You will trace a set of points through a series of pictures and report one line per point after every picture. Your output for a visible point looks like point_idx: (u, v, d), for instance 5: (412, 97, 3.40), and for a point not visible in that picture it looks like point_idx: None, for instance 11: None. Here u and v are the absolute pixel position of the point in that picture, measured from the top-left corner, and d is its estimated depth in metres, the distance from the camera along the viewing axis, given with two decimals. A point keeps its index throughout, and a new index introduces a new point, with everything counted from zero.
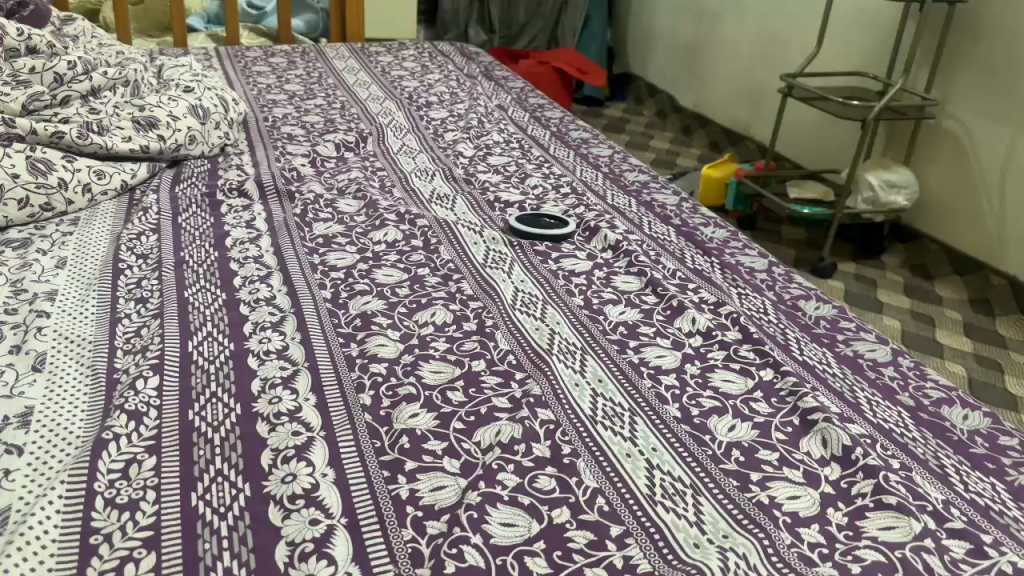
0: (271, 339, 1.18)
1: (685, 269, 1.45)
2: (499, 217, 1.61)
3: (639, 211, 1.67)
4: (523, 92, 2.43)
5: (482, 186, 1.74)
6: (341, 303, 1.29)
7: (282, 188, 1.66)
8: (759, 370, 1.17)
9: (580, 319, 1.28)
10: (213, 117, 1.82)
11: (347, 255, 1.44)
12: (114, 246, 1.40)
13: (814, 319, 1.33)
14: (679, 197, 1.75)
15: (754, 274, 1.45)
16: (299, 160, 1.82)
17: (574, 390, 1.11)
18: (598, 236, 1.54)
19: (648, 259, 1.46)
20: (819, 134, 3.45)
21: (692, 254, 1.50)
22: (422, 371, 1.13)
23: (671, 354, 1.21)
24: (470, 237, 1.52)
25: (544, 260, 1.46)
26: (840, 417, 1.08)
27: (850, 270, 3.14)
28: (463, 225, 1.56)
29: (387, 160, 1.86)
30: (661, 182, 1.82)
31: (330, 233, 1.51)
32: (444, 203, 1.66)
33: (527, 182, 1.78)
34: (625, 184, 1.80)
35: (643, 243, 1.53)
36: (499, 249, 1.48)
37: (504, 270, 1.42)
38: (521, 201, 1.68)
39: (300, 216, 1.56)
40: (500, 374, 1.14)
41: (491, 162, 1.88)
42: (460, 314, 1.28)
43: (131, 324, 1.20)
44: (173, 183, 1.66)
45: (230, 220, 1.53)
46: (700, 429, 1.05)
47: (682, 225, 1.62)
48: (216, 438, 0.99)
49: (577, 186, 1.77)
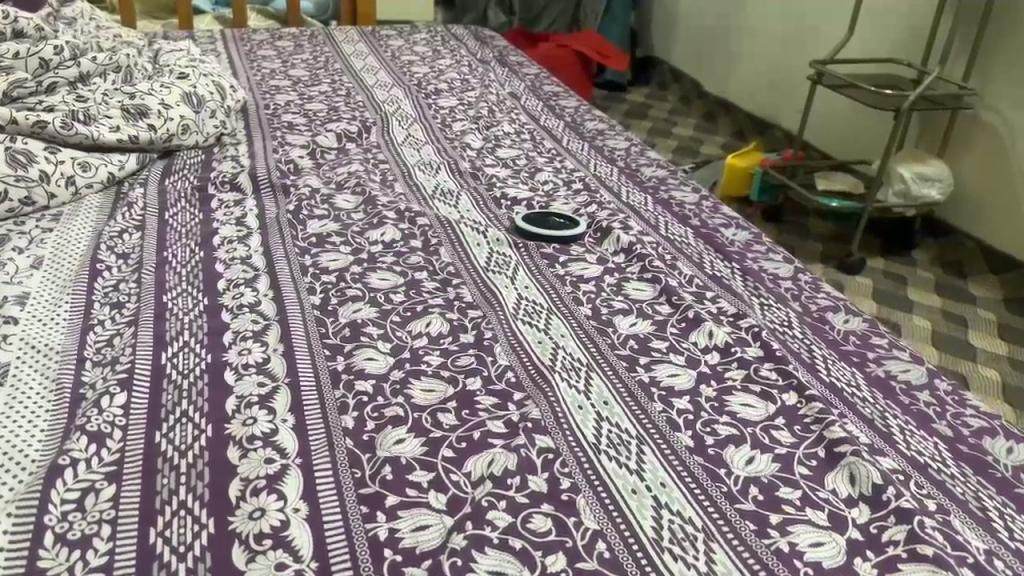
0: (251, 351, 1.10)
1: (703, 276, 1.34)
2: (505, 216, 1.52)
3: (655, 210, 1.57)
4: (537, 79, 2.32)
5: (489, 181, 1.64)
6: (331, 311, 1.21)
7: (278, 181, 1.58)
8: (781, 394, 1.07)
9: (587, 332, 1.19)
10: (209, 106, 1.74)
11: (341, 256, 1.35)
12: (95, 244, 1.32)
13: (843, 334, 1.23)
14: (699, 195, 1.64)
15: (778, 282, 1.34)
16: (298, 151, 1.73)
17: (577, 413, 1.01)
18: (610, 237, 1.44)
19: (663, 265, 1.36)
20: (850, 125, 3.30)
21: (711, 258, 1.40)
22: (412, 389, 1.04)
23: (685, 372, 1.11)
24: (473, 238, 1.42)
25: (550, 264, 1.36)
26: (870, 449, 0.98)
27: (879, 266, 3.02)
28: (466, 224, 1.46)
29: (390, 152, 1.77)
30: (680, 178, 1.71)
31: (324, 231, 1.42)
32: (448, 200, 1.56)
33: (537, 176, 1.68)
34: (641, 180, 1.69)
35: (659, 247, 1.43)
36: (503, 252, 1.39)
37: (507, 275, 1.32)
38: (530, 198, 1.58)
39: (293, 213, 1.47)
40: (496, 394, 1.04)
41: (500, 154, 1.78)
42: (457, 324, 1.19)
43: (103, 333, 1.12)
44: (164, 175, 1.58)
45: (220, 217, 1.45)
46: (714, 461, 0.95)
47: (701, 226, 1.51)
48: (182, 465, 0.91)
49: (591, 181, 1.67)
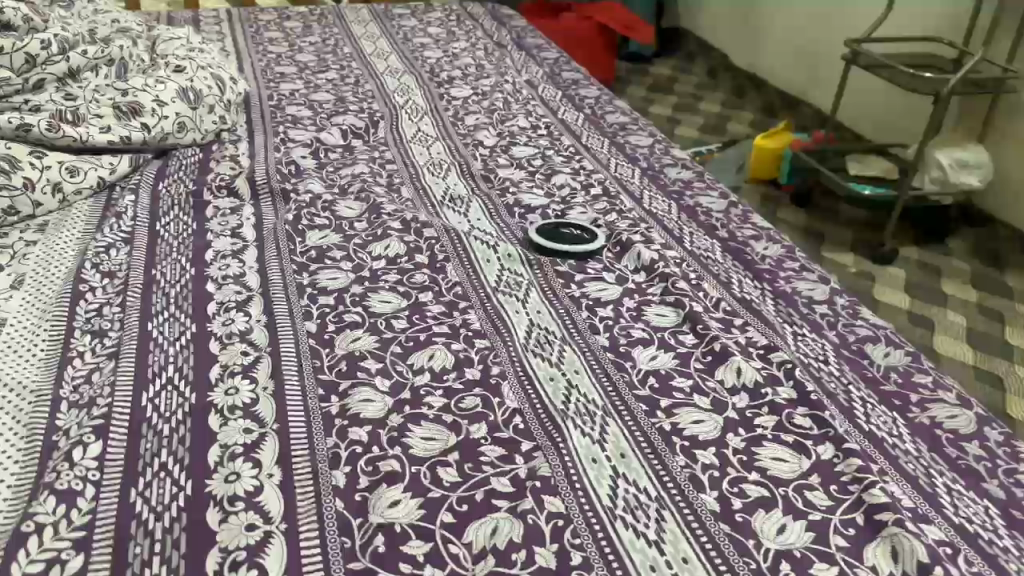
0: (239, 390, 1.01)
1: (731, 298, 1.24)
2: (518, 226, 1.42)
3: (679, 219, 1.46)
4: (556, 64, 2.21)
5: (502, 186, 1.55)
6: (328, 340, 1.12)
7: (277, 186, 1.48)
8: (815, 446, 0.98)
9: (604, 367, 1.09)
10: (207, 100, 1.65)
11: (342, 274, 1.26)
12: (80, 260, 1.24)
13: (883, 370, 1.13)
14: (727, 202, 1.53)
15: (813, 307, 1.24)
16: (300, 150, 1.63)
17: (591, 469, 0.93)
18: (631, 252, 1.34)
19: (688, 285, 1.26)
20: (885, 106, 3.15)
21: (739, 278, 1.30)
22: (411, 438, 0.96)
23: (710, 419, 1.01)
24: (483, 253, 1.33)
25: (566, 284, 1.27)
26: (914, 517, 0.89)
27: (913, 256, 2.88)
28: (475, 236, 1.37)
29: (399, 150, 1.67)
30: (707, 182, 1.60)
31: (325, 244, 1.33)
32: (458, 208, 1.47)
33: (554, 179, 1.58)
34: (664, 183, 1.59)
35: (683, 263, 1.32)
36: (515, 270, 1.29)
37: (518, 297, 1.23)
38: (545, 205, 1.48)
39: (291, 223, 1.38)
40: (503, 444, 0.96)
41: (515, 154, 1.68)
42: (462, 357, 1.10)
43: (82, 367, 1.04)
44: (157, 178, 1.49)
45: (214, 227, 1.36)
46: (742, 530, 0.87)
47: (728, 239, 1.41)
48: (157, 530, 0.83)
49: (611, 185, 1.56)
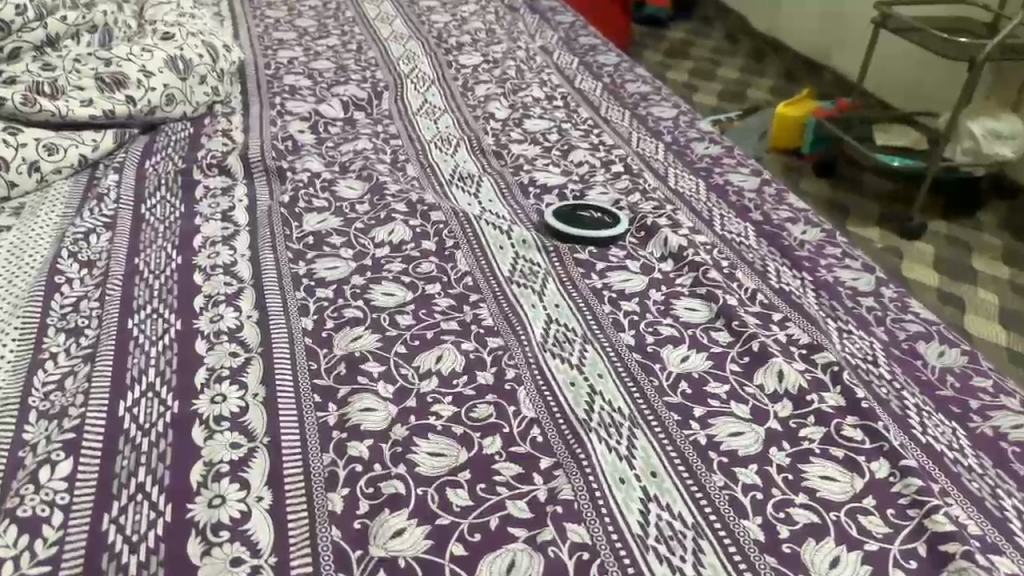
0: (228, 398, 0.92)
1: (768, 290, 1.13)
2: (533, 208, 1.31)
3: (708, 201, 1.35)
4: (572, 30, 2.08)
5: (515, 163, 1.43)
6: (325, 339, 1.02)
7: (272, 163, 1.37)
8: (867, 462, 0.88)
9: (630, 370, 0.99)
10: (198, 69, 1.53)
11: (342, 263, 1.16)
12: (56, 248, 1.14)
13: (938, 373, 1.02)
14: (759, 180, 1.42)
15: (858, 300, 1.13)
16: (298, 124, 1.52)
17: (619, 492, 0.83)
18: (656, 236, 1.23)
19: (720, 275, 1.15)
20: (914, 72, 3.01)
21: (776, 266, 1.19)
22: (417, 454, 0.86)
23: (750, 431, 0.91)
24: (496, 238, 1.22)
25: (586, 274, 1.16)
26: (983, 549, 0.79)
27: (942, 230, 2.75)
28: (487, 219, 1.26)
29: (404, 124, 1.56)
30: (737, 158, 1.48)
31: (324, 228, 1.23)
32: (467, 188, 1.36)
33: (571, 156, 1.46)
34: (691, 161, 1.47)
35: (714, 250, 1.21)
36: (531, 258, 1.18)
37: (534, 289, 1.12)
38: (562, 184, 1.36)
39: (287, 206, 1.27)
40: (520, 460, 0.86)
41: (529, 128, 1.56)
42: (474, 358, 0.99)
43: (54, 371, 0.94)
44: (144, 156, 1.38)
45: (204, 209, 1.25)
46: (790, 564, 0.77)
47: (761, 223, 1.29)
48: (131, 564, 0.74)
49: (633, 162, 1.45)
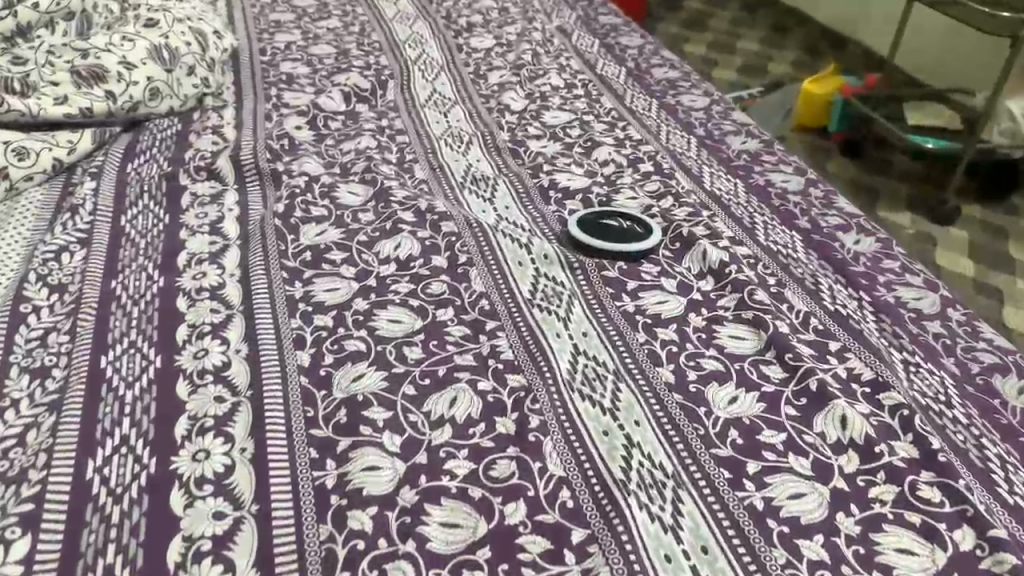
0: (212, 455, 0.80)
1: (821, 315, 1.01)
2: (555, 216, 1.18)
3: (748, 206, 1.22)
4: (591, 9, 1.94)
5: (534, 163, 1.30)
6: (324, 377, 0.90)
7: (266, 164, 1.24)
8: (949, 531, 0.76)
9: (671, 415, 0.87)
10: (185, 59, 1.40)
11: (343, 283, 1.04)
12: (23, 271, 1.02)
13: (1020, 414, 0.90)
14: (803, 180, 1.28)
15: (923, 325, 1.01)
16: (295, 119, 1.39)
17: (664, 573, 0.71)
18: (693, 250, 1.11)
19: (768, 297, 1.03)
20: (947, 47, 2.85)
21: (828, 285, 1.06)
22: (428, 525, 0.74)
23: (812, 492, 0.79)
24: (514, 253, 1.09)
25: (617, 294, 1.03)
26: None
27: (975, 215, 2.57)
28: (505, 230, 1.14)
29: (411, 117, 1.43)
30: (777, 155, 1.35)
31: (322, 242, 1.11)
32: (481, 191, 1.23)
33: (595, 153, 1.33)
34: (726, 159, 1.34)
35: (758, 266, 1.09)
36: (553, 276, 1.06)
37: (558, 314, 1.00)
38: (586, 187, 1.24)
39: (282, 215, 1.14)
40: (548, 532, 0.74)
41: (547, 122, 1.43)
42: (492, 401, 0.87)
43: (15, 423, 0.83)
44: (126, 159, 1.26)
45: (190, 221, 1.13)
46: None
47: (809, 232, 1.17)
48: None
49: (663, 161, 1.32)
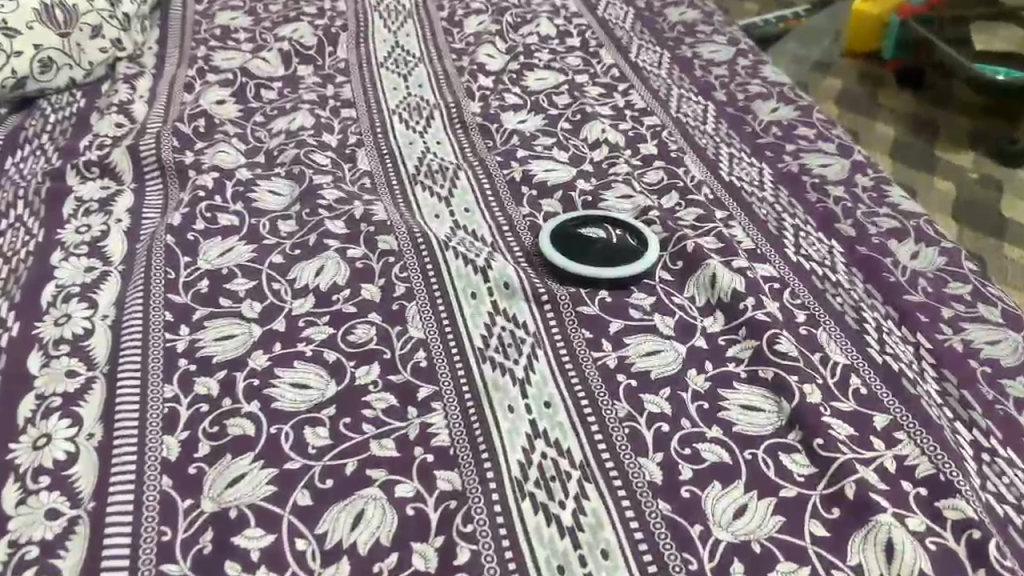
0: None
1: (864, 374, 0.76)
2: (526, 220, 0.93)
3: (775, 203, 0.96)
4: None
5: (506, 145, 1.05)
6: (195, 479, 0.68)
7: (170, 157, 1.01)
8: None
9: (652, 538, 0.64)
10: (86, 18, 1.16)
11: (242, 329, 0.81)
12: None
13: None
14: (848, 163, 1.02)
15: (1002, 387, 0.76)
16: (221, 90, 1.14)
17: None
18: (699, 273, 0.86)
19: (794, 345, 0.78)
20: None
21: (874, 326, 0.81)
22: None
23: None
24: (466, 279, 0.85)
25: (595, 340, 0.79)
26: None
27: None
28: (458, 245, 0.89)
29: (362, 82, 1.17)
30: (815, 128, 1.08)
31: (225, 264, 0.88)
32: (436, 186, 0.98)
33: (584, 129, 1.07)
34: (751, 134, 1.07)
35: (783, 296, 0.84)
36: (513, 314, 0.82)
37: (513, 374, 0.76)
38: (569, 180, 0.98)
39: (179, 227, 0.91)
40: None
41: (529, 86, 1.16)
42: (409, 515, 0.65)
43: None
44: (7, 151, 1.03)
45: (67, 237, 0.91)
46: None
47: (853, 241, 0.91)
48: None
49: (669, 141, 1.05)
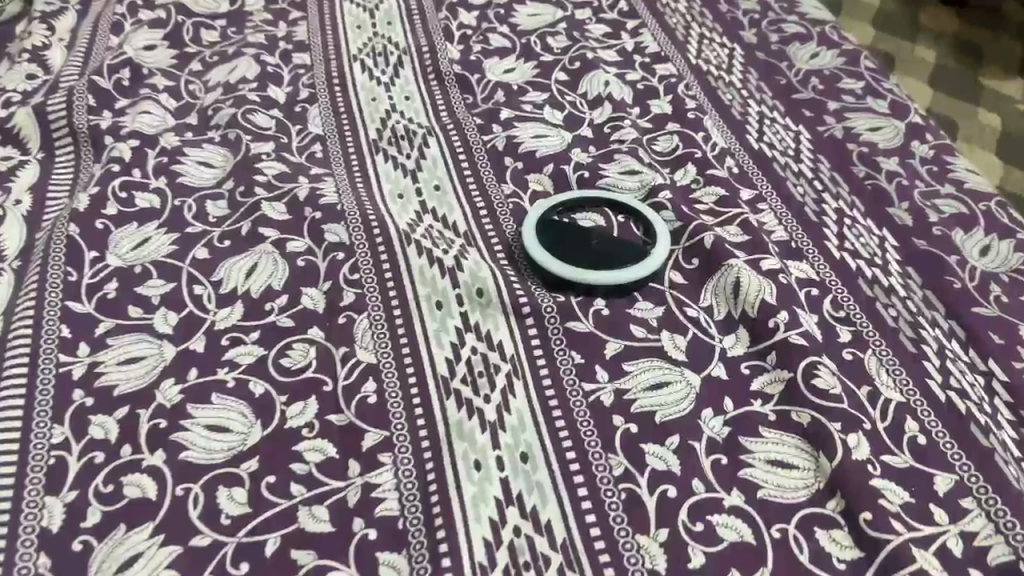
0: None
1: (922, 418, 0.61)
2: (508, 202, 0.77)
3: (813, 180, 0.78)
4: None
5: (488, 102, 0.87)
6: (78, 561, 0.54)
7: (83, 118, 0.84)
8: None
9: None
10: None
11: (153, 348, 0.66)
12: None
13: None
14: (902, 127, 0.83)
15: None
16: (153, 31, 0.96)
17: None
18: (717, 277, 0.69)
19: (835, 378, 0.62)
20: None
21: (935, 350, 0.65)
22: None
23: None
24: (430, 282, 0.69)
25: (587, 366, 0.64)
26: None
27: None
28: (423, 236, 0.73)
29: (321, 20, 0.98)
30: (861, 80, 0.89)
31: (138, 260, 0.72)
32: (402, 155, 0.81)
33: (583, 82, 0.89)
34: (784, 87, 0.88)
35: (821, 308, 0.67)
36: (486, 330, 0.66)
37: (482, 413, 0.61)
38: (562, 149, 0.81)
39: (86, 212, 0.75)
40: None
41: (520, 25, 0.98)
42: None
43: None
44: None
45: None
46: None
47: (909, 231, 0.74)
48: None
49: (686, 97, 0.87)
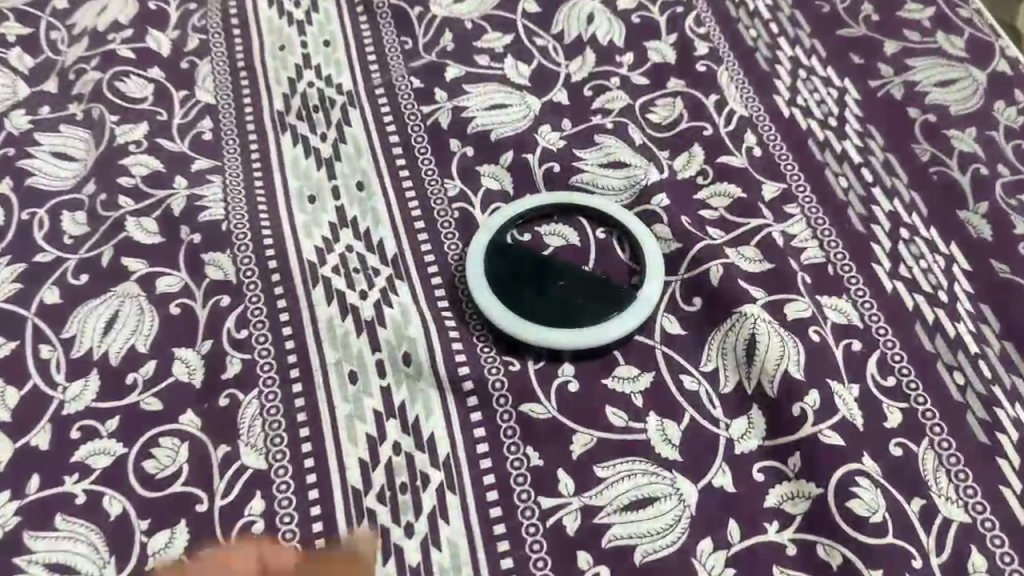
0: None
1: (994, 552, 0.45)
2: (452, 209, 0.58)
3: (860, 166, 0.59)
4: None
5: (432, 53, 0.67)
6: None
7: None
8: None
9: None
10: None
11: None
12: None
13: None
14: (982, 80, 0.62)
15: None
16: None
17: None
18: (727, 330, 0.52)
19: (877, 494, 0.46)
20: None
21: (1015, 438, 0.48)
22: None
23: None
24: (344, 342, 0.52)
25: (547, 471, 0.48)
26: None
27: None
28: (337, 268, 0.56)
29: None
30: (928, 6, 0.67)
31: None
32: (316, 135, 0.62)
33: (558, 18, 0.68)
34: (825, 19, 0.67)
35: (863, 375, 0.50)
36: (414, 414, 0.50)
37: (402, 549, 0.46)
38: (526, 126, 0.62)
39: None
40: None
41: None
42: None
43: None
44: None
45: None
46: None
47: (985, 248, 0.55)
48: None
49: (693, 39, 0.66)
